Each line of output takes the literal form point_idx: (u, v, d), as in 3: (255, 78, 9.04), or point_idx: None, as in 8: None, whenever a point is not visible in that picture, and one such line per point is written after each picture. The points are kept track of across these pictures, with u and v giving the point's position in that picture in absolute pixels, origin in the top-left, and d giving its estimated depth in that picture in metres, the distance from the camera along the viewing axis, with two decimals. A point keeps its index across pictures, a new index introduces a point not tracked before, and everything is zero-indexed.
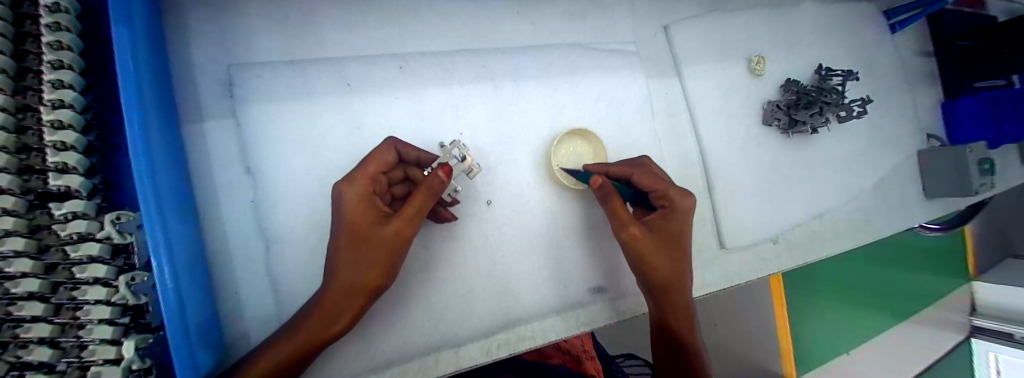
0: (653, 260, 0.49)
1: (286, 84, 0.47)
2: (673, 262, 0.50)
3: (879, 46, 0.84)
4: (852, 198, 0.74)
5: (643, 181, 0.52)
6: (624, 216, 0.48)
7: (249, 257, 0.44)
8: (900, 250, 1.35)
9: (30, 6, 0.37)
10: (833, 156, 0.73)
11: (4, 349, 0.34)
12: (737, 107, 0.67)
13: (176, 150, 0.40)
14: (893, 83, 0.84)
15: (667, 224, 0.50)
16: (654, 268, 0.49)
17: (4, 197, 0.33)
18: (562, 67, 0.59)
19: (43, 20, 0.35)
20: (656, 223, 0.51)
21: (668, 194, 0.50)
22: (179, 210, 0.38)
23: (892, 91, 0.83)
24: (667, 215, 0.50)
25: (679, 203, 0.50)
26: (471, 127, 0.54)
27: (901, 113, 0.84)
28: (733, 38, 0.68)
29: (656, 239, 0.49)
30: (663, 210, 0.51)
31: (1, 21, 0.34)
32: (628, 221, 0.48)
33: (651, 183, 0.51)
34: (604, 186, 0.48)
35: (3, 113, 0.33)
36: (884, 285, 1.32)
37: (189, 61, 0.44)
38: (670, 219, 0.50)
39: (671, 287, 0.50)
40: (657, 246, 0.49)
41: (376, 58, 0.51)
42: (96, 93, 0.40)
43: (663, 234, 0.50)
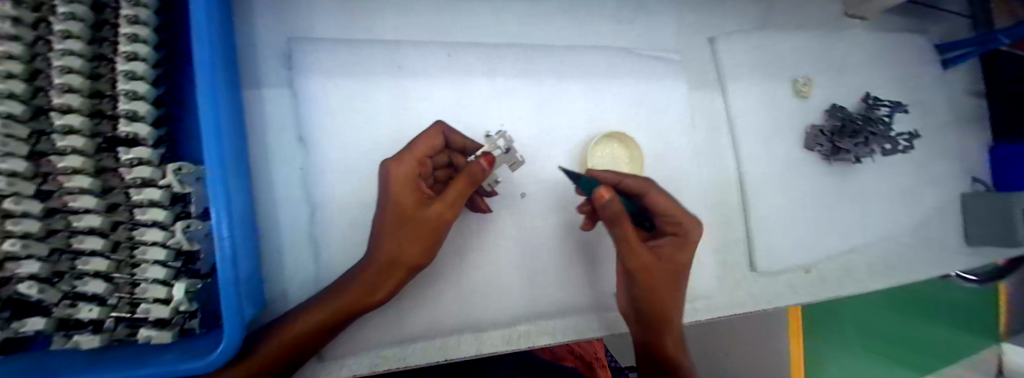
0: (657, 288, 0.47)
1: (340, 61, 0.48)
2: (676, 291, 0.48)
3: (930, 82, 0.81)
4: (891, 235, 0.72)
5: (662, 206, 0.48)
6: (636, 243, 0.45)
7: (295, 221, 0.46)
8: (950, 300, 1.22)
9: None
10: (874, 189, 0.71)
11: (61, 279, 0.35)
12: (777, 128, 0.66)
13: (240, 112, 0.42)
14: (942, 122, 0.81)
15: (678, 252, 0.48)
16: (659, 296, 0.47)
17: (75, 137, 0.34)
18: (606, 69, 0.58)
19: None
20: (667, 250, 0.48)
21: (681, 221, 0.48)
22: (238, 168, 0.40)
23: (941, 130, 0.80)
24: (679, 244, 0.48)
25: (691, 231, 0.48)
26: (512, 120, 0.54)
27: (949, 153, 0.81)
28: (779, 59, 0.68)
29: (667, 268, 0.47)
30: (673, 237, 0.49)
31: None
32: (640, 249, 0.45)
33: (667, 208, 0.48)
34: (611, 203, 0.42)
35: (79, 59, 0.35)
36: (921, 338, 1.20)
37: (253, 33, 0.46)
38: (681, 248, 0.48)
39: (664, 318, 0.49)
40: (664, 276, 0.47)
41: (427, 44, 0.52)
42: (168, 51, 0.43)
43: (674, 263, 0.48)
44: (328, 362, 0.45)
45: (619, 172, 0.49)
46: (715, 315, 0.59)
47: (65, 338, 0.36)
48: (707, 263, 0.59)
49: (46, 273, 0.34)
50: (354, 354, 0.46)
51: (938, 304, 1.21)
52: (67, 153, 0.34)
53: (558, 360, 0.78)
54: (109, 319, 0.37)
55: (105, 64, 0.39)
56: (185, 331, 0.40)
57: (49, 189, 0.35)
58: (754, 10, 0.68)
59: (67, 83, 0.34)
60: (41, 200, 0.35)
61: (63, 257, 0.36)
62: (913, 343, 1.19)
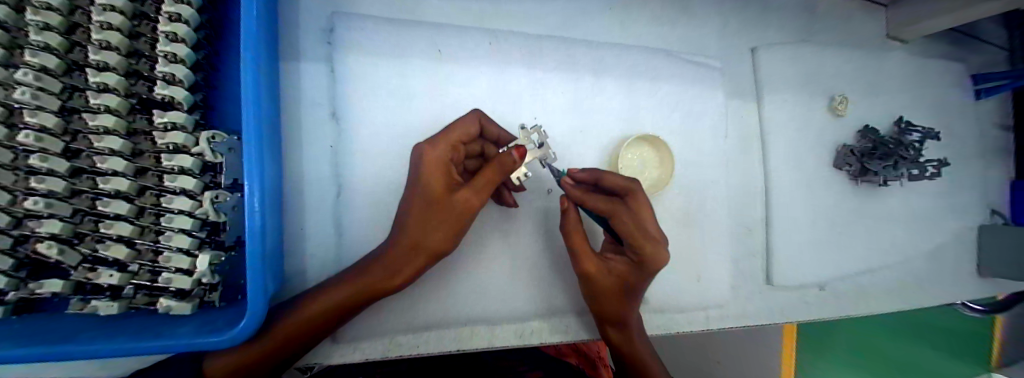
0: (600, 299, 0.43)
1: (381, 39, 0.47)
2: (626, 308, 0.44)
3: (963, 110, 0.80)
4: (908, 259, 0.71)
5: (626, 230, 0.40)
6: (581, 249, 0.42)
7: (321, 199, 0.45)
8: (957, 324, 1.17)
9: None
10: (896, 212, 0.70)
11: (83, 241, 0.34)
12: (807, 144, 0.65)
13: (275, 82, 0.41)
14: (970, 152, 0.80)
15: (630, 273, 0.41)
16: (602, 308, 0.44)
17: (110, 95, 0.33)
18: (645, 70, 0.57)
19: None
20: (618, 268, 0.42)
21: (641, 247, 0.40)
22: (270, 138, 0.39)
23: (968, 160, 0.79)
24: (635, 267, 0.41)
25: (652, 259, 0.39)
26: (546, 113, 0.53)
27: (974, 182, 0.80)
28: (815, 76, 0.67)
29: (612, 285, 0.42)
30: (631, 259, 0.41)
31: None
32: (585, 256, 0.42)
33: (628, 229, 0.40)
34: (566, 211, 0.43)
35: (120, 16, 0.34)
36: (933, 369, 1.14)
37: (297, 2, 0.45)
38: (636, 271, 0.41)
39: (609, 326, 0.46)
40: (611, 290, 0.43)
41: (469, 30, 0.50)
42: (213, 15, 0.41)
43: (621, 282, 0.42)
44: (342, 344, 0.44)
45: (603, 170, 0.45)
46: (726, 326, 0.58)
47: (82, 302, 0.35)
48: (725, 273, 0.59)
49: (67, 233, 0.33)
50: (369, 338, 0.45)
51: (949, 334, 1.16)
52: (100, 111, 0.33)
53: (562, 356, 0.80)
54: (128, 286, 0.36)
55: (146, 24, 0.37)
56: (204, 303, 0.39)
57: (77, 147, 0.34)
58: (798, 24, 0.67)
59: (105, 39, 0.33)
60: (68, 159, 0.33)
61: (86, 219, 0.35)
62: (925, 373, 1.13)
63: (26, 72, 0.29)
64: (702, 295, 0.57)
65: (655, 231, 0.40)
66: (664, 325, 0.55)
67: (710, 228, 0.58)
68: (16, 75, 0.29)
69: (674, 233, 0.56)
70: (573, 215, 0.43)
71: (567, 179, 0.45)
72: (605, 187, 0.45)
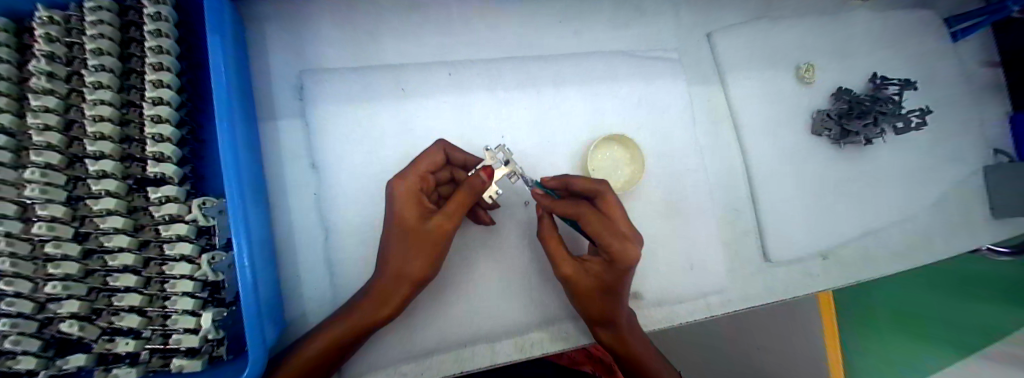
0: (582, 301, 0.44)
1: (347, 88, 0.51)
2: (611, 308, 0.44)
3: (952, 51, 0.77)
4: (920, 213, 0.68)
5: (595, 231, 0.40)
6: (556, 253, 0.44)
7: (311, 244, 0.48)
8: None
9: (134, 15, 0.42)
10: (894, 168, 0.68)
11: (100, 315, 0.37)
12: (782, 117, 0.65)
13: (255, 144, 0.45)
14: (971, 93, 0.76)
15: (605, 272, 0.42)
16: (587, 309, 0.45)
17: (108, 180, 0.37)
18: (603, 73, 0.59)
19: (146, 28, 0.39)
20: (595, 269, 0.43)
21: (610, 247, 0.40)
22: (254, 197, 0.42)
23: (970, 102, 0.76)
24: (608, 266, 0.41)
25: (622, 256, 0.39)
26: (513, 131, 0.55)
27: (984, 122, 0.75)
28: (778, 49, 0.68)
29: (591, 285, 0.43)
30: (605, 259, 0.42)
31: (109, 30, 0.39)
32: (562, 260, 0.43)
33: (594, 228, 0.40)
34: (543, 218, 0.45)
35: (108, 107, 0.38)
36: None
37: (268, 70, 0.49)
38: (609, 270, 0.41)
39: (598, 325, 0.46)
40: (590, 292, 0.43)
41: (428, 66, 0.54)
42: (192, 93, 0.45)
43: (599, 282, 0.43)
44: None
45: (569, 175, 0.47)
46: (731, 311, 0.57)
47: (105, 372, 0.37)
48: (718, 256, 0.59)
49: (85, 311, 0.36)
50: (373, 372, 0.47)
51: None
52: (101, 196, 0.37)
53: (576, 365, 0.79)
54: (144, 351, 0.38)
55: (133, 110, 0.41)
56: (214, 359, 0.41)
57: (85, 231, 0.37)
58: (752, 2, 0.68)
59: (99, 130, 0.37)
60: (78, 242, 0.37)
61: (100, 294, 0.38)
62: None
63: (33, 170, 0.33)
64: (699, 283, 0.57)
65: (624, 226, 0.41)
66: (665, 319, 0.55)
67: (697, 213, 0.59)
68: (27, 175, 0.33)
69: (656, 225, 0.57)
70: (548, 221, 0.45)
71: (539, 188, 0.47)
72: (577, 191, 0.46)
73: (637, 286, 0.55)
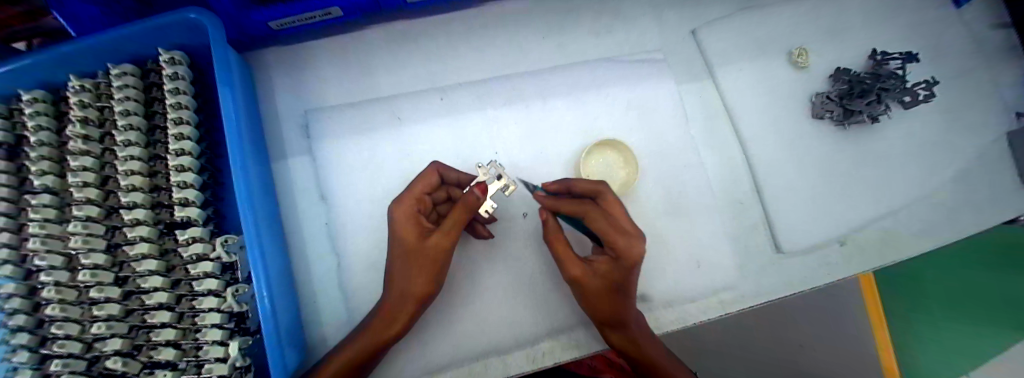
0: (592, 302, 0.44)
1: (347, 122, 0.55)
2: (621, 307, 0.44)
3: (961, 17, 0.73)
4: (943, 188, 0.64)
5: (601, 229, 0.41)
6: (563, 255, 0.44)
7: (324, 271, 0.51)
8: None
9: (154, 76, 0.48)
10: (906, 145, 0.66)
11: (142, 350, 0.41)
12: (777, 104, 0.64)
13: (268, 182, 0.49)
14: (989, 57, 0.72)
15: (613, 270, 0.42)
16: (597, 310, 0.45)
17: (139, 227, 0.41)
18: (589, 81, 0.60)
19: (166, 88, 0.44)
20: (603, 268, 0.43)
21: (616, 244, 0.40)
22: (270, 230, 0.46)
23: (989, 67, 0.71)
24: (616, 263, 0.42)
25: (627, 253, 0.40)
26: (505, 146, 0.57)
27: (1007, 86, 0.70)
28: (767, 38, 0.67)
29: (600, 286, 0.43)
30: (611, 257, 0.42)
31: (133, 92, 0.44)
32: (569, 262, 0.43)
33: (600, 226, 0.41)
34: (549, 222, 0.45)
35: (137, 161, 0.42)
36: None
37: (277, 113, 0.54)
38: (618, 268, 0.42)
39: (609, 327, 0.46)
40: (600, 292, 0.43)
41: (421, 93, 0.57)
42: (209, 141, 0.50)
43: (608, 281, 0.43)
44: None
45: (569, 178, 0.47)
46: (745, 306, 0.56)
47: None
48: (725, 251, 0.58)
49: (127, 347, 0.40)
50: None
51: None
52: (136, 241, 0.41)
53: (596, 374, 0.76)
54: None
55: (159, 162, 0.46)
56: None
57: (125, 274, 0.41)
58: None
59: (131, 183, 0.42)
60: (119, 285, 0.41)
61: (139, 331, 0.41)
62: None
63: (76, 224, 0.38)
64: (707, 279, 0.56)
65: (628, 222, 0.41)
66: (675, 319, 0.54)
67: (698, 210, 0.58)
68: (71, 228, 0.38)
69: (657, 224, 0.57)
70: (554, 223, 0.45)
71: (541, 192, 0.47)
72: (578, 192, 0.46)
73: (643, 288, 0.55)
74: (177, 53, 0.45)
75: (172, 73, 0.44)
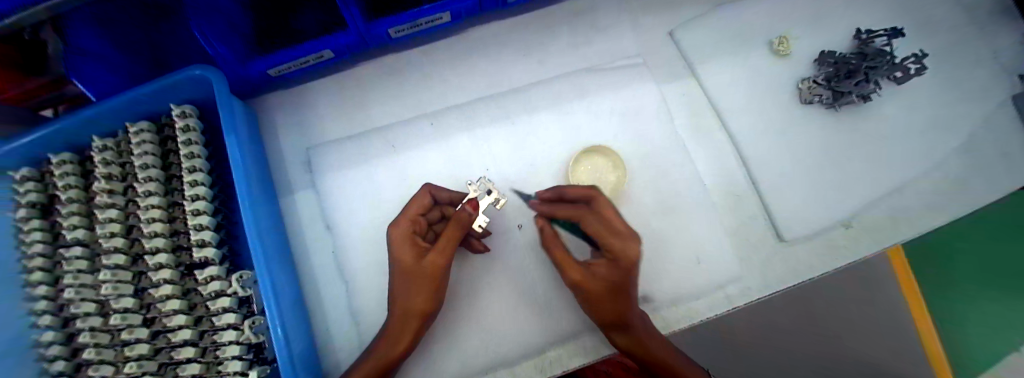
0: (595, 304, 0.44)
1: (345, 154, 0.58)
2: (624, 309, 0.44)
3: None
4: (948, 160, 0.62)
5: (596, 232, 0.41)
6: (562, 260, 0.44)
7: (334, 297, 0.53)
8: None
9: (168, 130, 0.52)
10: (902, 121, 0.64)
11: None
12: (762, 94, 0.64)
13: (276, 218, 0.52)
14: (983, 23, 0.70)
15: (613, 273, 0.42)
16: (600, 312, 0.45)
17: (163, 269, 0.44)
18: (572, 91, 0.62)
19: (180, 140, 0.48)
20: (602, 272, 0.43)
21: (612, 246, 0.40)
22: (280, 263, 0.49)
23: (983, 32, 0.69)
24: (614, 266, 0.42)
25: (623, 254, 0.40)
26: (496, 162, 0.59)
27: (1006, 50, 0.68)
28: (746, 30, 0.67)
29: (602, 288, 0.43)
30: (609, 260, 0.42)
31: (150, 147, 0.49)
32: (569, 266, 0.44)
33: (593, 228, 0.42)
34: (545, 229, 0.46)
35: (157, 209, 0.46)
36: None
37: (282, 153, 0.58)
38: (616, 270, 0.41)
39: (615, 328, 0.46)
40: (602, 295, 0.43)
41: (412, 120, 0.60)
42: (221, 185, 0.54)
43: (609, 284, 0.42)
44: None
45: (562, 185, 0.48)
46: (750, 299, 0.55)
47: None
48: (724, 246, 0.57)
49: None
50: None
51: None
52: (161, 283, 0.44)
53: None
54: None
55: (177, 208, 0.50)
56: None
57: (150, 315, 0.45)
58: None
59: (153, 229, 0.46)
60: (147, 326, 0.44)
61: (167, 368, 0.45)
62: None
63: (106, 272, 0.42)
64: (707, 275, 0.56)
65: (623, 224, 0.42)
66: (678, 317, 0.54)
67: (692, 206, 0.59)
68: (102, 276, 0.42)
69: (652, 224, 0.58)
70: (551, 231, 0.46)
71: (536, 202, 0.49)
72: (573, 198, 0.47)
73: (644, 289, 0.55)
74: (187, 106, 0.49)
75: (184, 125, 0.48)
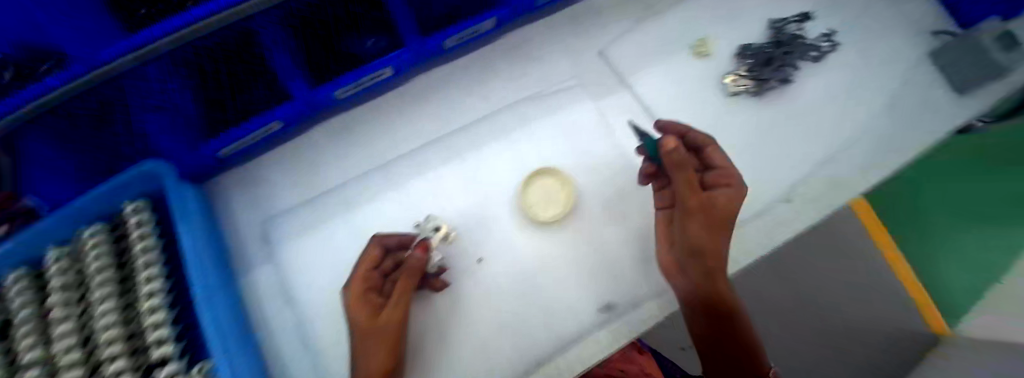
0: (710, 236, 0.42)
1: (299, 220, 0.58)
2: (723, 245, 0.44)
3: None
4: (874, 124, 0.66)
5: (718, 159, 0.45)
6: (689, 182, 0.42)
7: (302, 369, 0.52)
8: None
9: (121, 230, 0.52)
10: (825, 96, 0.68)
11: None
12: (690, 96, 0.68)
13: (235, 297, 0.52)
14: None
15: (732, 200, 0.42)
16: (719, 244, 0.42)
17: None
18: (514, 121, 0.65)
19: (131, 236, 0.48)
20: (721, 201, 0.41)
21: (731, 173, 0.43)
22: (240, 345, 0.48)
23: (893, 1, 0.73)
24: (735, 192, 0.42)
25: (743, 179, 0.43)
26: (449, 201, 0.61)
27: (914, 15, 0.72)
28: (670, 36, 0.71)
29: (721, 216, 0.42)
30: (728, 186, 0.42)
31: (103, 250, 0.48)
32: (695, 192, 0.42)
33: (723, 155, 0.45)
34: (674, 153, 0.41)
35: (112, 313, 0.44)
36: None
37: (236, 229, 0.58)
38: (736, 196, 0.42)
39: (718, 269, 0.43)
40: (724, 223, 0.42)
41: (362, 175, 0.61)
42: (176, 274, 0.53)
43: (727, 213, 0.42)
44: None
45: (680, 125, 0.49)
46: None
47: None
48: None
49: None
50: None
51: None
52: None
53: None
54: None
55: (134, 308, 0.48)
56: None
57: None
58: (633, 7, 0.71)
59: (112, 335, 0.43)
60: None
61: None
62: None
63: None
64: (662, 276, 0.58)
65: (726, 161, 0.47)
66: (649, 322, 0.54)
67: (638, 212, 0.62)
68: None
69: (601, 233, 0.61)
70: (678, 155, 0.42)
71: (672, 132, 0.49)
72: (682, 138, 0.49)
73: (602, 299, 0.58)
74: (140, 200, 0.50)
75: (136, 221, 0.49)
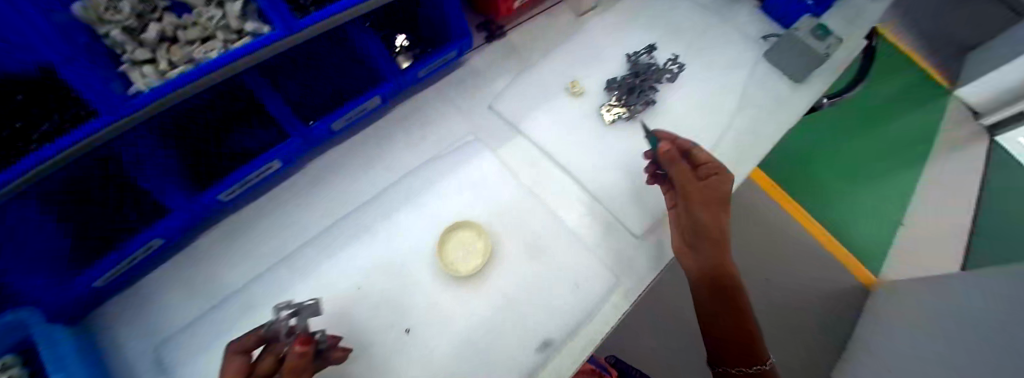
0: (710, 211, 0.53)
1: (202, 334, 0.54)
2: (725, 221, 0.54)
3: None
4: (741, 120, 0.74)
5: (701, 156, 0.57)
6: (682, 171, 0.56)
7: None
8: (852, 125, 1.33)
9: None
10: (692, 107, 0.77)
11: None
12: (577, 131, 0.74)
13: None
14: (720, 11, 0.87)
15: (720, 182, 0.54)
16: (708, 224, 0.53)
17: None
18: (420, 185, 0.67)
19: None
20: (714, 183, 0.54)
21: (712, 166, 0.55)
22: None
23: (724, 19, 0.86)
24: (719, 178, 0.54)
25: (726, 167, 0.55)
26: (365, 277, 0.60)
27: (743, 26, 0.85)
28: (547, 82, 0.78)
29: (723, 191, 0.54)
30: (712, 174, 0.55)
31: None
32: (688, 178, 0.55)
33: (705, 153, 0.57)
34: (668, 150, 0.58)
35: None
36: (923, 131, 1.33)
37: (127, 363, 0.52)
38: (723, 179, 0.54)
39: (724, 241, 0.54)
40: (719, 199, 0.54)
41: (269, 271, 0.59)
42: None
43: (724, 190, 0.54)
44: None
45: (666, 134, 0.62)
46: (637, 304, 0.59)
47: None
48: (595, 268, 0.62)
49: None
50: None
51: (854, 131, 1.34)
52: None
53: None
54: None
55: None
56: None
57: None
58: (510, 63, 0.79)
59: None
60: None
61: None
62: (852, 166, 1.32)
63: None
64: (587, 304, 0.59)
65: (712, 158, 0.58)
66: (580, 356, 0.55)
67: (555, 245, 0.64)
68: None
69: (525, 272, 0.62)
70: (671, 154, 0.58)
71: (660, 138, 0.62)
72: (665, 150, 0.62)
73: (537, 341, 0.57)
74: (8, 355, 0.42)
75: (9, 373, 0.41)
